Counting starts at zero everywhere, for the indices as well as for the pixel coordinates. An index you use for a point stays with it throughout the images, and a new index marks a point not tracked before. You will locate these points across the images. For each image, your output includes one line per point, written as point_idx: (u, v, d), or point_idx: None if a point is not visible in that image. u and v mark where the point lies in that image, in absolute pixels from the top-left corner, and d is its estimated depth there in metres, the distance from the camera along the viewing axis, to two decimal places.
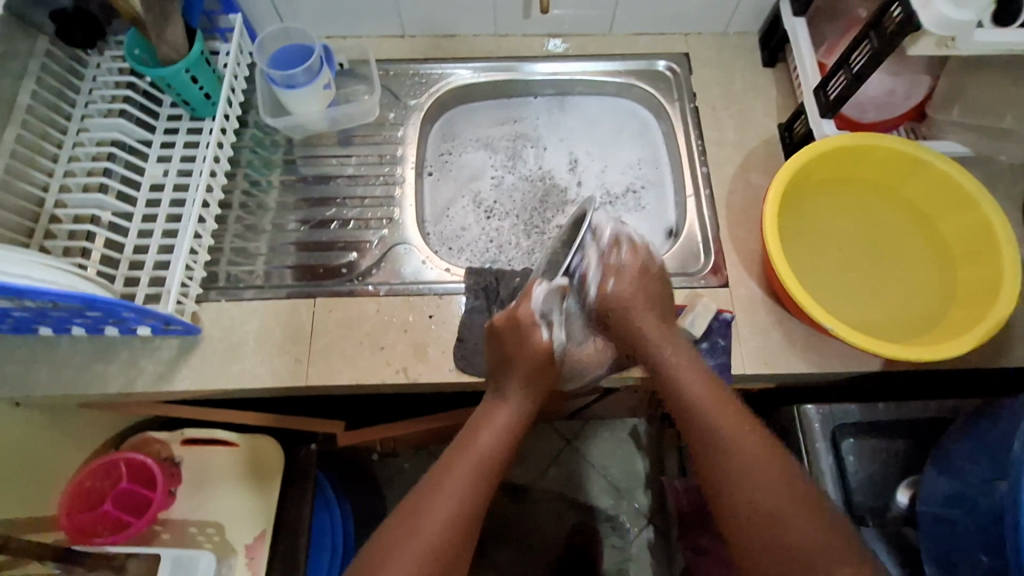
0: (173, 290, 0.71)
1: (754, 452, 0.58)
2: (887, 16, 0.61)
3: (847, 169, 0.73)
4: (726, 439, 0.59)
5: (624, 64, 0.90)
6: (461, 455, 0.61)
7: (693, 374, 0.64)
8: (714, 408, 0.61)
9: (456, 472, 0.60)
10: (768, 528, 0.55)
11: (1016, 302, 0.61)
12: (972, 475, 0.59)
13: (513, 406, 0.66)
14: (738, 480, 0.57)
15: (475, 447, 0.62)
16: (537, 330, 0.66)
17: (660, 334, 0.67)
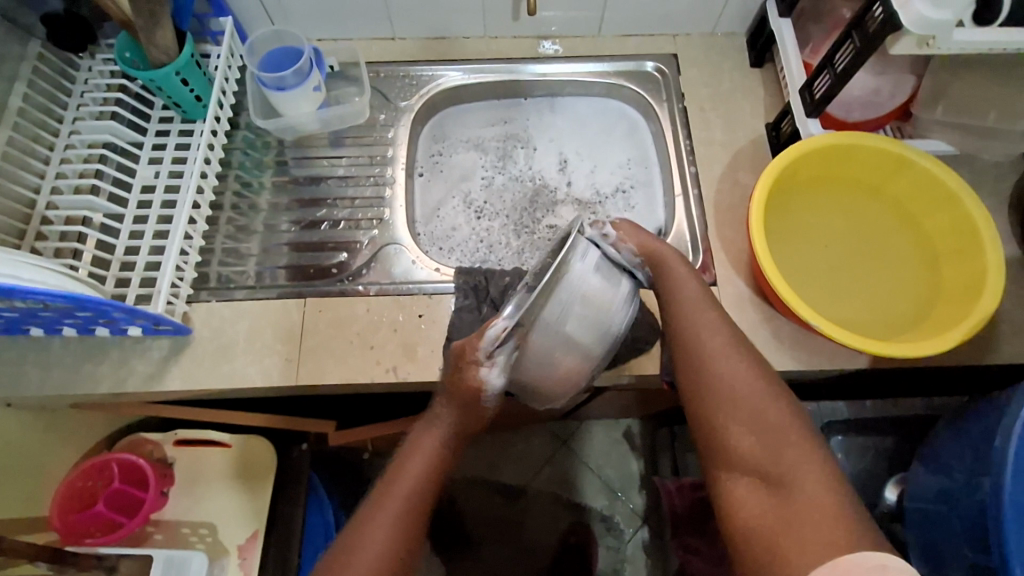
0: (163, 291, 0.71)
1: (745, 381, 0.58)
2: (870, 16, 0.61)
3: (833, 168, 0.74)
4: (718, 367, 0.60)
5: (613, 65, 0.91)
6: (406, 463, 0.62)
7: (702, 305, 0.64)
8: (713, 337, 0.61)
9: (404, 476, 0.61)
10: (757, 447, 0.55)
11: (999, 298, 0.62)
12: (959, 471, 0.59)
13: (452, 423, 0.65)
14: (723, 405, 0.58)
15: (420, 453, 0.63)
16: (474, 366, 0.59)
17: (676, 263, 0.66)
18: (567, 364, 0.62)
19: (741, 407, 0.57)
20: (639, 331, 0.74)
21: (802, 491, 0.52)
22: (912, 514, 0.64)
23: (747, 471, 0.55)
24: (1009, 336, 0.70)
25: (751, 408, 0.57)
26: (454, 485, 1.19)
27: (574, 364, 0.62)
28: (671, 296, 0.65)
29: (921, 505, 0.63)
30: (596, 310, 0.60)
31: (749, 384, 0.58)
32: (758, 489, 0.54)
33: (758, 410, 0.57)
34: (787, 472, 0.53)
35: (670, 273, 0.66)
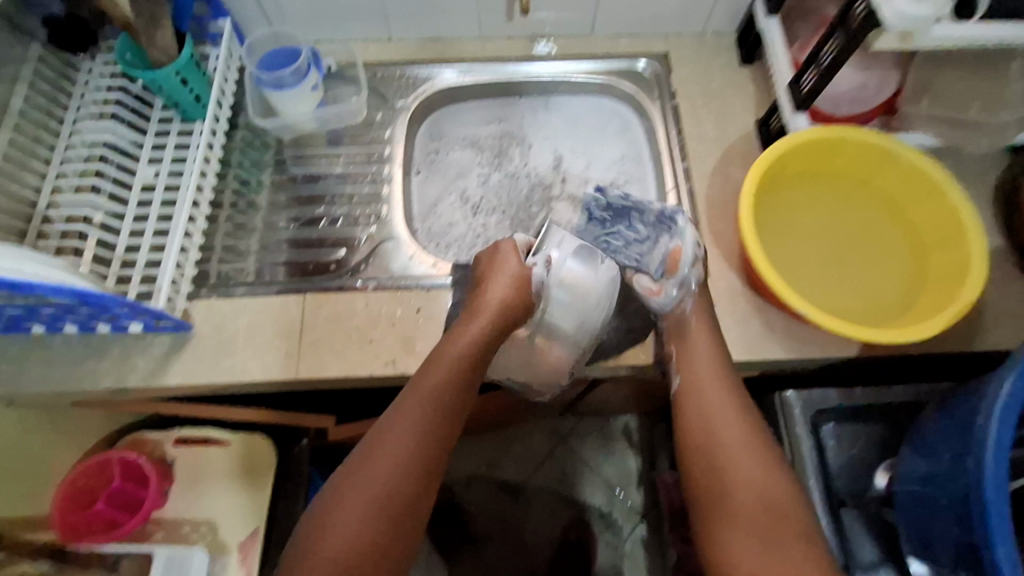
0: (163, 288, 0.73)
1: (739, 449, 0.64)
2: (852, 13, 0.63)
3: (821, 161, 0.75)
4: (721, 432, 0.66)
5: (605, 64, 0.93)
6: (402, 414, 0.64)
7: (714, 375, 0.69)
8: (722, 404, 0.67)
9: (402, 426, 0.63)
10: (751, 501, 0.61)
11: (983, 285, 0.63)
12: (944, 452, 0.60)
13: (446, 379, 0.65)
14: (728, 471, 0.63)
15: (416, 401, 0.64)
16: (513, 258, 0.74)
17: (698, 337, 0.70)
18: (551, 338, 0.74)
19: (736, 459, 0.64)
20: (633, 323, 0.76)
21: (792, 552, 0.58)
22: (902, 497, 0.65)
23: (744, 531, 0.60)
24: (994, 323, 0.71)
25: (744, 462, 0.63)
26: (453, 482, 1.20)
27: (559, 348, 0.74)
28: (682, 360, 0.71)
29: (910, 488, 0.64)
30: (573, 295, 0.73)
31: (743, 441, 0.65)
32: (748, 539, 0.60)
33: (751, 466, 0.63)
34: (776, 533, 0.59)
35: (686, 341, 0.71)
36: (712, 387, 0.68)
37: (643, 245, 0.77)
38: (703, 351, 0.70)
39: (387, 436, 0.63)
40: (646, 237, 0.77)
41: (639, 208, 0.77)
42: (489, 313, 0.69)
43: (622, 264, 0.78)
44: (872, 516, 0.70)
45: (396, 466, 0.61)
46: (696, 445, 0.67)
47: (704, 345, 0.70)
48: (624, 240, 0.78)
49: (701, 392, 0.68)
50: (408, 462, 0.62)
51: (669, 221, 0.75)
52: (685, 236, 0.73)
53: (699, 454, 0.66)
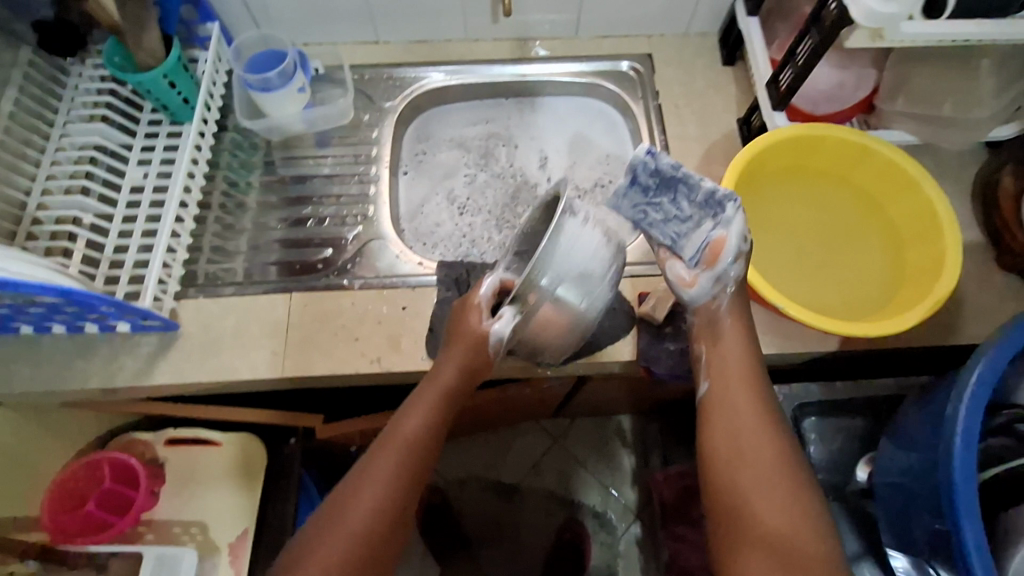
0: (150, 287, 0.73)
1: (770, 465, 0.59)
2: (825, 12, 0.65)
3: (800, 159, 0.77)
4: (750, 443, 0.61)
5: (590, 65, 0.94)
6: (381, 453, 0.64)
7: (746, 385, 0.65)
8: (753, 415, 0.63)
9: (382, 462, 0.63)
10: (775, 518, 0.57)
11: (957, 278, 0.64)
12: (920, 444, 0.61)
13: (425, 419, 0.66)
14: (749, 485, 0.59)
15: (395, 441, 0.64)
16: (476, 314, 0.68)
17: (734, 337, 0.66)
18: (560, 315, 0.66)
19: (758, 472, 0.59)
20: (617, 319, 0.77)
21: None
22: (882, 488, 0.66)
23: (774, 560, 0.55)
24: (971, 317, 0.72)
25: (767, 475, 0.59)
26: (447, 483, 1.21)
27: (560, 322, 0.66)
28: (714, 363, 0.67)
29: (890, 479, 0.65)
30: (581, 273, 0.65)
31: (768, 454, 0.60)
32: (769, 559, 0.55)
33: (773, 481, 0.59)
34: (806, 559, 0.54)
35: (719, 345, 0.67)
36: (743, 396, 0.64)
37: (683, 224, 0.67)
38: (735, 355, 0.66)
39: (366, 473, 0.62)
40: (689, 215, 0.67)
41: (689, 181, 0.66)
42: (467, 341, 0.68)
43: (656, 240, 0.69)
44: (853, 509, 0.71)
45: (376, 504, 0.60)
46: (726, 460, 0.61)
47: (736, 349, 0.66)
48: (661, 216, 0.68)
49: (729, 403, 0.64)
50: (388, 498, 0.61)
51: (718, 205, 0.65)
52: (731, 225, 0.64)
53: (726, 471, 0.61)
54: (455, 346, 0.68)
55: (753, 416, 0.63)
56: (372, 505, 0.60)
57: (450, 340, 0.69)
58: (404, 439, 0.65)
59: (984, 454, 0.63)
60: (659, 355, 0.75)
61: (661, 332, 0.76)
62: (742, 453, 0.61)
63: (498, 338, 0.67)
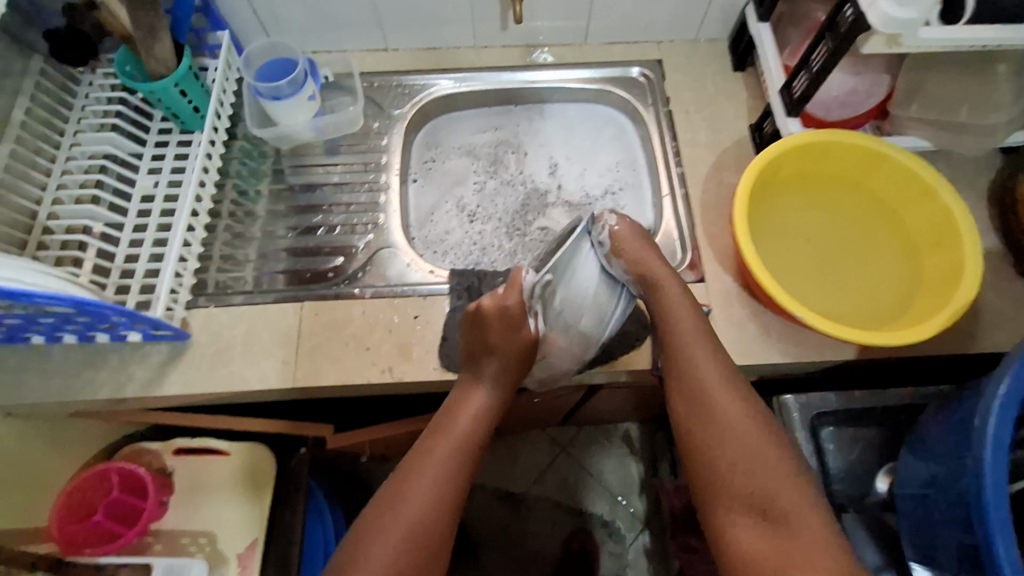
0: (162, 297, 0.73)
1: (730, 397, 0.63)
2: (841, 17, 0.64)
3: (814, 166, 0.76)
4: (717, 394, 0.63)
5: (600, 72, 0.94)
6: (432, 449, 0.64)
7: (687, 313, 0.69)
8: (700, 342, 0.67)
9: (434, 458, 0.63)
10: (751, 472, 0.58)
11: (977, 287, 0.64)
12: (944, 455, 0.60)
13: (474, 416, 0.67)
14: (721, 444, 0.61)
15: (447, 437, 0.65)
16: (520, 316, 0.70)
17: (654, 260, 0.73)
18: (566, 338, 0.74)
19: (728, 430, 0.61)
20: (631, 328, 0.77)
21: (802, 526, 0.55)
22: (903, 499, 0.64)
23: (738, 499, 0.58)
24: (989, 325, 0.71)
25: (737, 432, 0.61)
26: None
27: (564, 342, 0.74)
28: (660, 294, 0.71)
29: (912, 489, 0.63)
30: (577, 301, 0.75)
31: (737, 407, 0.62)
32: (758, 520, 0.57)
33: (745, 432, 0.60)
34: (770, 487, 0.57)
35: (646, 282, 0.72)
36: (689, 328, 0.67)
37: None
38: (672, 290, 0.71)
39: (417, 470, 0.62)
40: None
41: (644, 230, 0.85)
42: (508, 350, 0.70)
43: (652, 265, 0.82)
44: (873, 520, 0.70)
45: (431, 495, 0.61)
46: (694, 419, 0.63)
47: (668, 278, 0.71)
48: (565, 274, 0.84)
49: (699, 368, 0.65)
50: (442, 495, 0.61)
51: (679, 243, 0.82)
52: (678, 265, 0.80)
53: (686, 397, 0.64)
54: (497, 355, 0.70)
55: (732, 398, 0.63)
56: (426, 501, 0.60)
57: (488, 348, 0.70)
58: (455, 437, 0.65)
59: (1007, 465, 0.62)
60: None
61: None
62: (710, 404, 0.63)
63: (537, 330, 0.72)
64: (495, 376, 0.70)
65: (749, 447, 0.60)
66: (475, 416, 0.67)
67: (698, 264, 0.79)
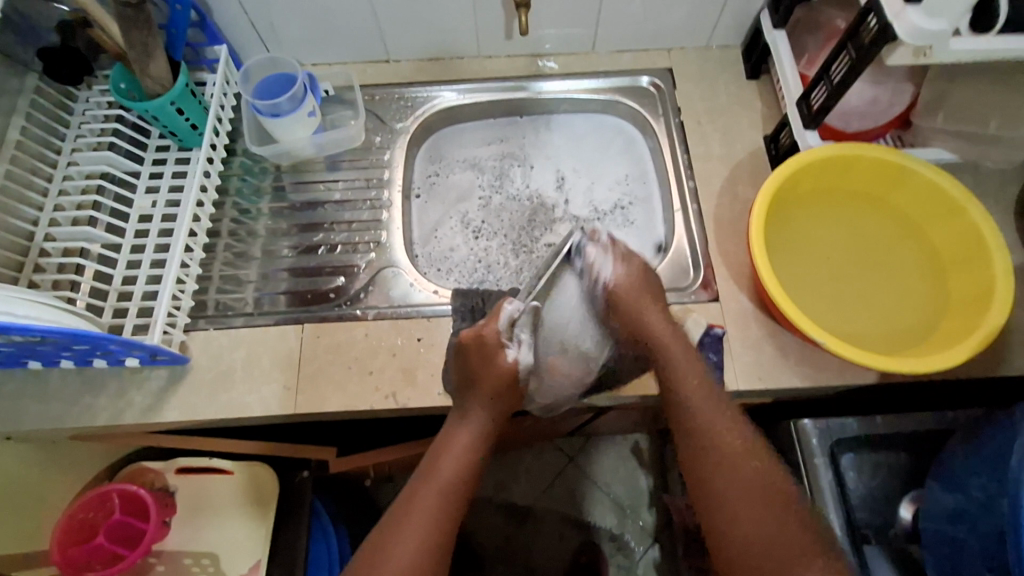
0: (159, 322, 0.71)
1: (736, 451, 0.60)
2: (864, 27, 0.61)
3: (833, 180, 0.73)
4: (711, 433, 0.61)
5: (608, 81, 0.91)
6: (412, 505, 0.59)
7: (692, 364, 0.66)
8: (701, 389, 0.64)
9: (417, 508, 0.59)
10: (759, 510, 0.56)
11: (1009, 311, 0.60)
12: (975, 490, 0.57)
13: (458, 458, 0.63)
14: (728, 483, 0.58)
15: (427, 492, 0.60)
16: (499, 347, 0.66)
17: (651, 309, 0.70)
18: (566, 363, 0.72)
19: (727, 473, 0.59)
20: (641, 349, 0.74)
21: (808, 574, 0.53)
22: (930, 534, 0.61)
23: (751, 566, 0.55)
24: (1020, 348, 0.68)
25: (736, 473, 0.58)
26: None
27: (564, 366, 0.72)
28: (671, 377, 0.65)
29: (939, 524, 0.60)
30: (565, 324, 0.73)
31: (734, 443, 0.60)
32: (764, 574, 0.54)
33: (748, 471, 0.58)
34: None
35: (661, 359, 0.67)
36: (698, 386, 0.64)
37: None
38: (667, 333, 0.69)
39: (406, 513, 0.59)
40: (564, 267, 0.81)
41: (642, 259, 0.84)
42: (492, 387, 0.65)
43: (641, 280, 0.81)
44: (896, 552, 0.67)
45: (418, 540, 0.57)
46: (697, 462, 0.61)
47: (686, 359, 0.66)
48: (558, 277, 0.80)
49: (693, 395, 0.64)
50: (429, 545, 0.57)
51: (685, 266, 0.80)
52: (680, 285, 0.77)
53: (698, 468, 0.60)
54: (480, 392, 0.65)
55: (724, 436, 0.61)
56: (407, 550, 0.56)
57: (470, 387, 0.66)
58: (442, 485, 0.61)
59: None
60: None
61: None
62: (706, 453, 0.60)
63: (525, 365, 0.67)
64: (482, 413, 0.65)
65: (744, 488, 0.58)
66: (462, 459, 0.63)
67: (710, 282, 0.76)
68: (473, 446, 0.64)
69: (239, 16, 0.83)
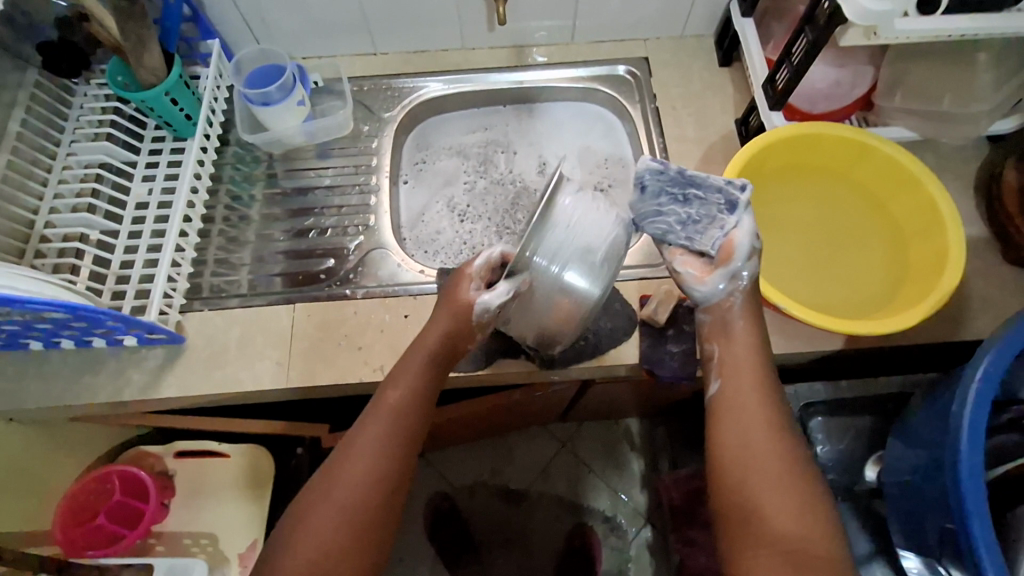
0: (156, 301, 0.74)
1: (775, 451, 0.54)
2: (819, 10, 0.65)
3: (799, 158, 0.76)
4: (756, 426, 0.56)
5: (587, 70, 0.94)
6: (333, 484, 0.56)
7: (751, 359, 0.60)
8: (754, 387, 0.59)
9: (341, 475, 0.57)
10: (790, 506, 0.52)
11: (960, 275, 0.64)
12: (929, 443, 0.60)
13: (409, 386, 0.62)
14: (757, 475, 0.53)
15: (340, 474, 0.57)
16: (468, 283, 0.66)
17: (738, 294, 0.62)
18: (567, 310, 0.66)
19: (761, 468, 0.54)
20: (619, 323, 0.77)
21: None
22: (895, 490, 0.64)
23: (776, 555, 0.50)
24: (976, 313, 0.71)
25: (768, 468, 0.54)
26: (455, 490, 1.20)
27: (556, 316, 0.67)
28: (726, 361, 0.61)
29: (902, 479, 0.63)
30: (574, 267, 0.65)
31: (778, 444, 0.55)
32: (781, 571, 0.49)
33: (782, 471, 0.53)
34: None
35: (727, 352, 0.61)
36: (750, 373, 0.59)
37: (695, 224, 0.63)
38: (738, 326, 0.62)
39: (332, 479, 0.57)
40: (699, 214, 0.63)
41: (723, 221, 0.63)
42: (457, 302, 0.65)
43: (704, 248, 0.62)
44: (863, 509, 0.71)
45: (340, 507, 0.55)
46: (732, 455, 0.55)
47: (748, 353, 0.61)
48: (673, 218, 0.63)
49: (739, 388, 0.59)
50: (372, 484, 0.57)
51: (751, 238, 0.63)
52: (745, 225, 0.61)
53: (733, 460, 0.55)
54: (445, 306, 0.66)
55: (763, 434, 0.55)
56: (340, 510, 0.55)
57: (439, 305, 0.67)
58: (371, 454, 0.58)
59: (993, 451, 0.63)
60: (663, 358, 0.73)
61: (664, 335, 0.75)
62: (747, 446, 0.55)
63: (487, 309, 0.64)
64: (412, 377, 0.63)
65: (772, 479, 0.53)
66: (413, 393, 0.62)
67: None
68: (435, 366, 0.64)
69: (230, 11, 0.86)
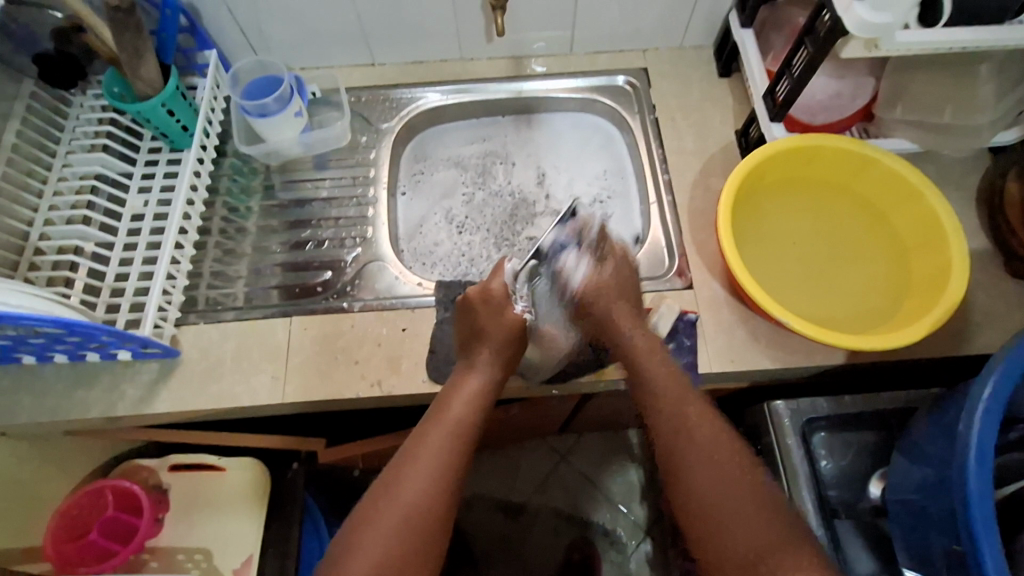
0: (150, 315, 0.73)
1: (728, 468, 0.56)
2: (820, 22, 0.65)
3: (799, 170, 0.76)
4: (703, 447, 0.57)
5: (586, 81, 0.94)
6: (383, 508, 0.57)
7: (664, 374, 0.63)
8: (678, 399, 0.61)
9: (392, 502, 0.57)
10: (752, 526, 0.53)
11: (963, 289, 0.63)
12: (936, 461, 0.59)
13: (462, 409, 0.63)
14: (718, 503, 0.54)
15: (393, 500, 0.57)
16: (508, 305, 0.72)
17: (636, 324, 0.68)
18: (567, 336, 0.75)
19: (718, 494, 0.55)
20: None
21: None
22: (899, 508, 0.63)
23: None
24: (980, 327, 0.71)
25: (726, 495, 0.54)
26: None
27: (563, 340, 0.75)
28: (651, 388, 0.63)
29: (907, 497, 0.62)
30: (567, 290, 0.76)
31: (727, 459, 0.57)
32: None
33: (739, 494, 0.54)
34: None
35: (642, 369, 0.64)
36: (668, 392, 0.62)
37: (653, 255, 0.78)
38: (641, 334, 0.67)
39: (383, 504, 0.57)
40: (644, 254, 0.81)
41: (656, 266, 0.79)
42: (501, 334, 0.68)
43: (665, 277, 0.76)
44: (867, 527, 0.70)
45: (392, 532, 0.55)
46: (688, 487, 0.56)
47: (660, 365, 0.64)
48: None
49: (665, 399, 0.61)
50: (427, 509, 0.57)
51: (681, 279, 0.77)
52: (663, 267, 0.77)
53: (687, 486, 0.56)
54: (490, 340, 0.68)
55: (712, 454, 0.57)
56: (392, 537, 0.55)
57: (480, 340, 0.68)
58: (422, 477, 0.58)
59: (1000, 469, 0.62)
60: None
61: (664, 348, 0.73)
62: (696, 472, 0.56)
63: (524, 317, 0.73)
64: (462, 402, 0.64)
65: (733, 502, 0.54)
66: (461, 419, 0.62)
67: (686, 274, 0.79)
68: (481, 394, 0.65)
69: (228, 21, 0.86)
